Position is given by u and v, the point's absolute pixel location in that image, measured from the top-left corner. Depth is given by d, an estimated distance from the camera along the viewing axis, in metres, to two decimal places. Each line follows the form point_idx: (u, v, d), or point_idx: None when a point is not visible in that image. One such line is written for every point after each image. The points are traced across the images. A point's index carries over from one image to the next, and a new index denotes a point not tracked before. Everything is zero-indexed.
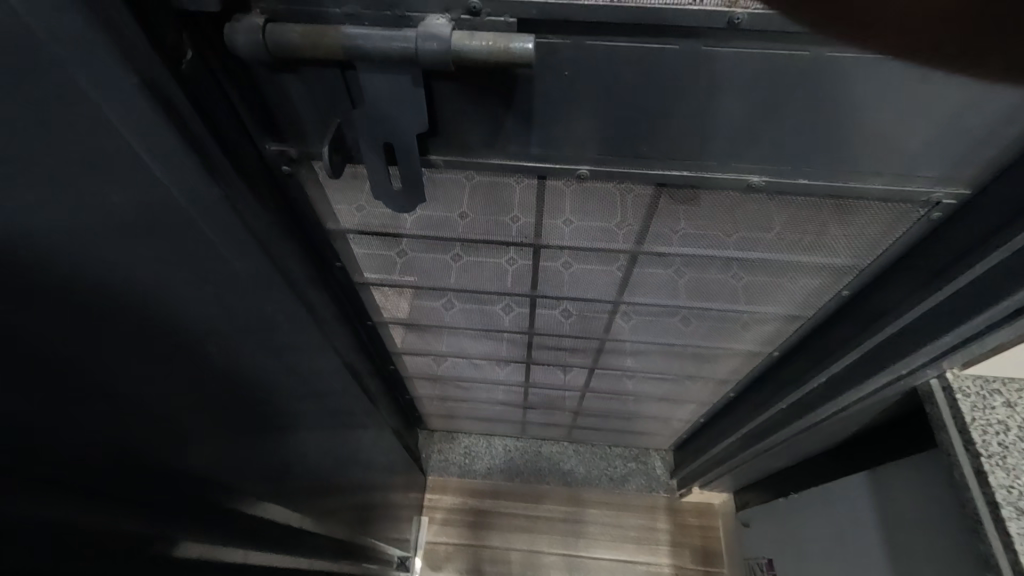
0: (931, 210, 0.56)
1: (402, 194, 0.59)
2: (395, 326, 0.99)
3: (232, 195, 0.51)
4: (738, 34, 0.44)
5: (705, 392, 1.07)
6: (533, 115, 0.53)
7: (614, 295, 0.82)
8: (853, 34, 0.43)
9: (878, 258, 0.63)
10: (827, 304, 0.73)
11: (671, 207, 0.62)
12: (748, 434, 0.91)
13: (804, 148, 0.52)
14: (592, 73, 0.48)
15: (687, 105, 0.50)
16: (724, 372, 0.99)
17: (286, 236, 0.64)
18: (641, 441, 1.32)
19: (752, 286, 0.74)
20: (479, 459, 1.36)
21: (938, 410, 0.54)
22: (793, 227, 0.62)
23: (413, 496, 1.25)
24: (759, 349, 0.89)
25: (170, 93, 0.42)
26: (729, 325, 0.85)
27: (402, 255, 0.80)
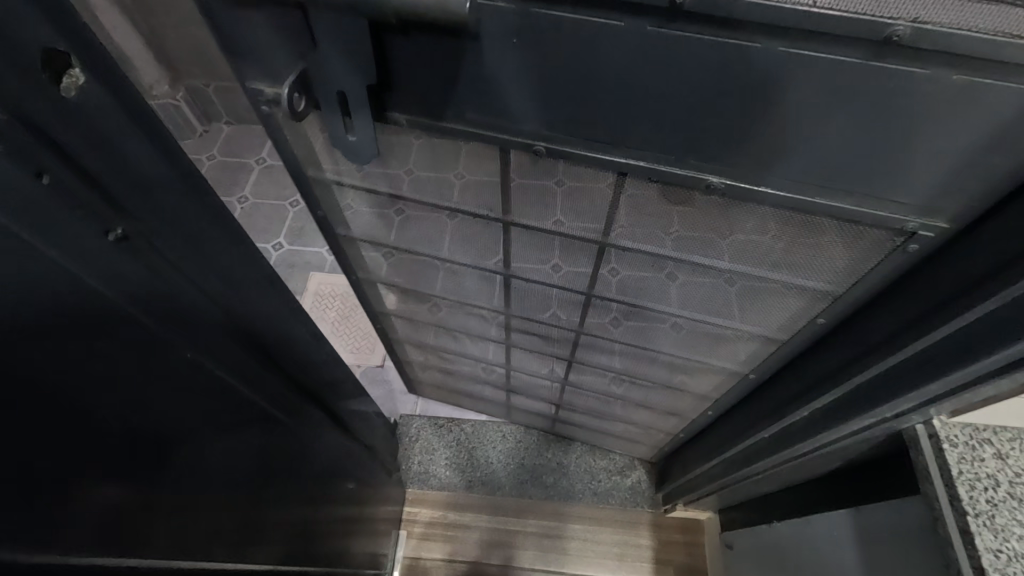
0: (909, 242, 0.52)
1: (355, 144, 0.64)
2: (382, 286, 1.04)
3: (171, 243, 0.46)
4: (684, 19, 0.41)
5: (686, 404, 1.05)
6: (486, 82, 0.52)
7: (585, 289, 0.82)
8: (823, 30, 0.39)
9: (858, 289, 0.59)
10: (803, 331, 0.69)
11: (642, 193, 0.60)
12: (730, 458, 0.88)
13: (771, 153, 0.49)
14: (540, 43, 0.46)
15: (651, 94, 0.48)
16: (705, 388, 0.96)
17: (262, 262, 0.61)
18: (625, 448, 1.31)
19: (735, 300, 0.73)
20: (460, 472, 1.33)
21: (922, 457, 0.50)
22: (774, 232, 0.58)
23: (392, 509, 1.23)
24: (740, 369, 0.85)
25: (74, 137, 0.37)
26: (714, 339, 0.83)
27: (393, 241, 0.89)
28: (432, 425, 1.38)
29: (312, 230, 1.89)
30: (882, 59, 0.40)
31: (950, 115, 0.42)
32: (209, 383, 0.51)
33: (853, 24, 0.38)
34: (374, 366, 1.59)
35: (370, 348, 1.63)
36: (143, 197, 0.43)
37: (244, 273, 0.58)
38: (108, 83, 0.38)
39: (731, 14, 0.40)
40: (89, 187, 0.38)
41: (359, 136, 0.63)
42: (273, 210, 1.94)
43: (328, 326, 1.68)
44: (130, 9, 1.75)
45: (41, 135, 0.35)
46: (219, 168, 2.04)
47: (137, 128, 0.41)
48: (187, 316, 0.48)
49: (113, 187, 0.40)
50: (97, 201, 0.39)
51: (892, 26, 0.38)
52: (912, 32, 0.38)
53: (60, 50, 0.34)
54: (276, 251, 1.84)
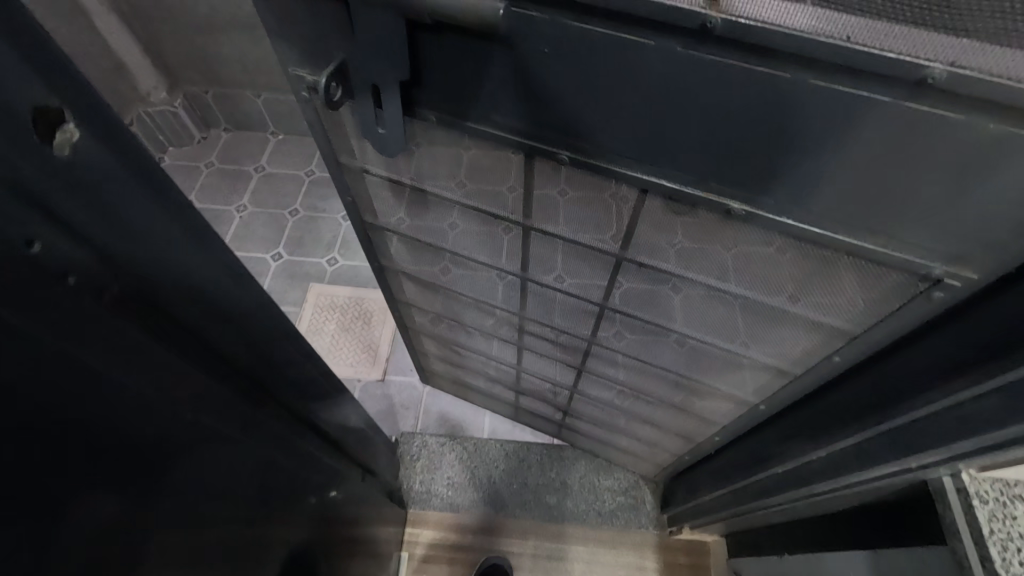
0: (934, 290, 0.50)
1: (384, 136, 0.65)
2: (404, 278, 1.06)
3: (167, 296, 0.45)
4: (716, 43, 0.40)
5: (693, 428, 1.03)
6: (515, 92, 0.53)
7: (599, 300, 0.82)
8: (856, 65, 0.38)
9: (878, 332, 0.57)
10: (819, 368, 0.67)
11: (655, 211, 0.59)
12: (741, 489, 0.87)
13: (790, 183, 0.48)
14: (577, 57, 0.46)
15: (677, 111, 0.46)
16: (714, 414, 0.95)
17: (264, 294, 0.59)
18: (632, 466, 1.30)
19: (747, 328, 0.71)
20: (462, 492, 1.32)
21: (948, 509, 0.50)
22: (793, 264, 0.57)
23: (392, 530, 1.21)
24: (750, 399, 0.84)
25: (70, 194, 0.35)
26: (723, 364, 0.82)
27: (405, 235, 0.90)
28: (432, 443, 1.39)
29: (313, 239, 1.87)
30: (915, 100, 0.38)
31: (984, 163, 0.40)
32: (213, 436, 0.50)
33: (886, 63, 0.37)
34: (374, 381, 1.56)
35: (370, 360, 1.61)
36: (139, 253, 0.41)
37: (246, 307, 0.55)
38: (105, 138, 0.36)
39: (764, 43, 0.39)
40: (78, 246, 0.36)
41: (389, 126, 0.63)
42: (272, 219, 1.92)
43: (327, 338, 1.66)
44: (130, 16, 1.73)
45: (38, 192, 0.33)
46: (219, 175, 2.02)
47: (124, 169, 0.38)
48: (186, 363, 0.46)
49: (106, 244, 0.38)
50: (89, 257, 0.37)
51: (928, 67, 0.36)
52: (948, 76, 0.36)
53: (53, 107, 0.32)
54: (276, 261, 1.82)
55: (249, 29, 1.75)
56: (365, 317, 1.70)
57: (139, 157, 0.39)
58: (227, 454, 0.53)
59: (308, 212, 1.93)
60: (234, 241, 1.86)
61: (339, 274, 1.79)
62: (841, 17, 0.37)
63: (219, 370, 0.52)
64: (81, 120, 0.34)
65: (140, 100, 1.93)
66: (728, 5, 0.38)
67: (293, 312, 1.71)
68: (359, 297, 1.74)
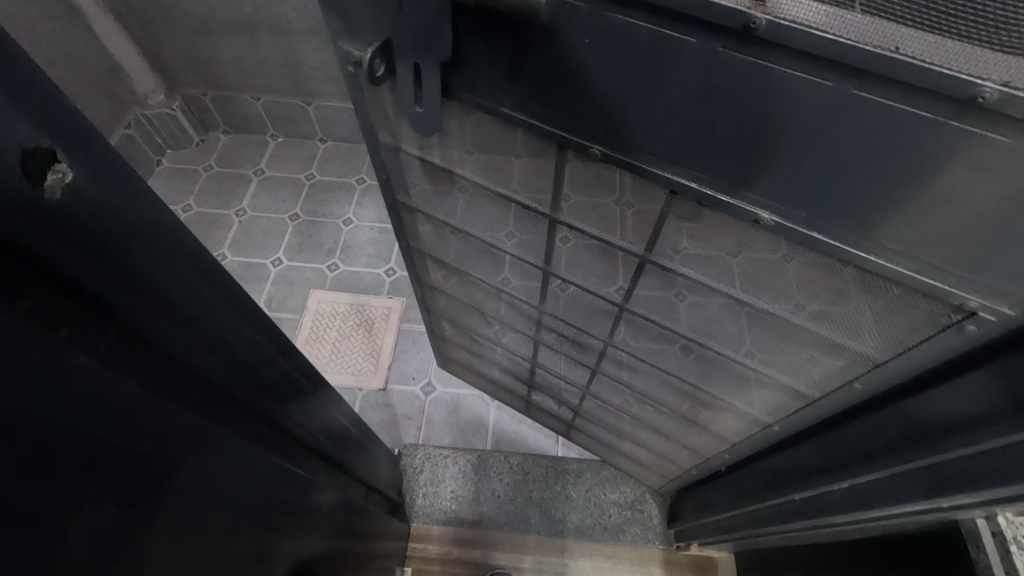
0: (966, 322, 0.48)
1: (422, 115, 0.64)
2: (428, 262, 1.08)
3: (158, 334, 0.42)
4: (758, 44, 0.39)
5: (702, 444, 1.02)
6: (553, 87, 0.52)
7: (619, 301, 0.81)
8: (903, 79, 0.36)
9: (901, 360, 0.56)
10: (839, 394, 0.65)
11: (686, 215, 0.57)
12: (756, 511, 0.86)
13: (823, 199, 0.46)
14: (620, 48, 0.45)
15: (711, 112, 0.45)
16: (727, 432, 0.93)
17: (261, 315, 0.56)
18: (642, 476, 1.29)
19: (764, 343, 0.70)
20: (466, 505, 1.31)
21: (984, 554, 0.51)
22: (812, 281, 0.56)
23: (397, 545, 1.20)
24: (763, 419, 0.82)
25: (69, 229, 0.33)
26: (737, 380, 0.81)
27: (426, 216, 0.92)
28: (435, 454, 1.39)
29: (313, 245, 1.84)
30: (960, 119, 0.36)
31: None
32: (213, 473, 0.48)
33: (934, 79, 0.35)
34: (376, 391, 1.55)
35: (370, 370, 1.58)
36: (127, 293, 0.38)
37: (240, 327, 0.53)
38: (96, 170, 0.33)
39: (807, 47, 0.37)
40: (62, 291, 0.34)
41: (426, 107, 0.63)
42: (272, 224, 1.89)
43: (326, 348, 1.63)
44: (126, 17, 1.70)
45: (41, 225, 0.31)
46: (218, 178, 1.99)
47: (115, 193, 0.35)
48: (184, 395, 0.44)
49: (89, 288, 0.35)
50: (81, 303, 0.35)
51: (977, 85, 0.34)
52: (1000, 97, 0.34)
53: (44, 148, 0.30)
54: (276, 267, 1.79)
55: (248, 31, 1.72)
56: (366, 324, 1.67)
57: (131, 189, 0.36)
58: (230, 480, 0.51)
59: (309, 217, 1.91)
60: (233, 246, 1.84)
61: (340, 280, 1.77)
62: (890, 28, 0.35)
63: (216, 391, 0.50)
64: (73, 156, 0.32)
65: (137, 103, 1.90)
66: (774, 5, 0.37)
67: (293, 320, 1.69)
68: (361, 304, 1.71)
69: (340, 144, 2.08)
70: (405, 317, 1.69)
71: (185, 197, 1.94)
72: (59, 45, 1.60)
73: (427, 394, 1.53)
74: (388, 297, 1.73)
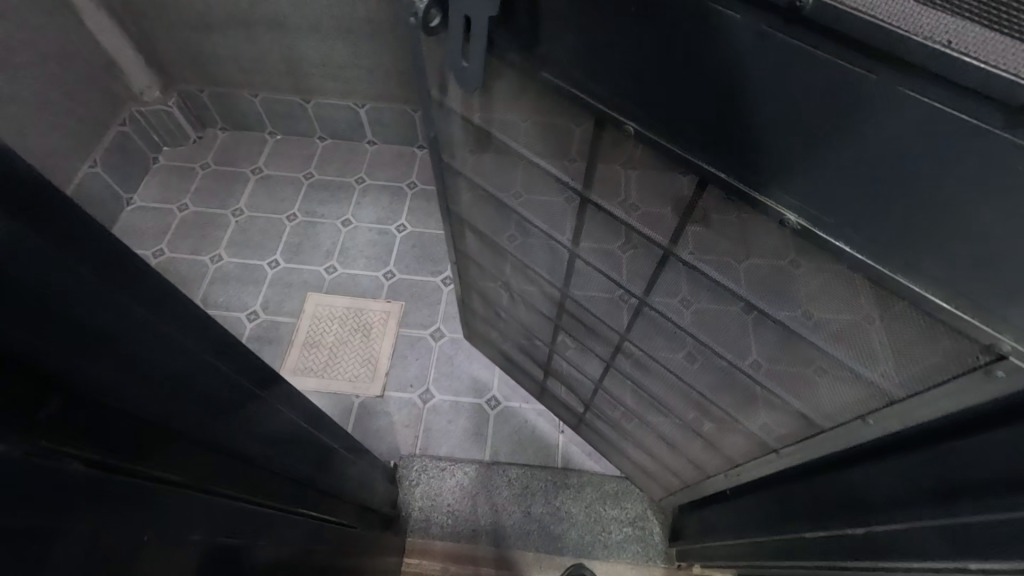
0: (997, 367, 0.44)
1: (466, 71, 0.65)
2: (464, 227, 1.11)
3: (128, 388, 0.38)
4: (802, 26, 0.37)
5: (709, 460, 1.01)
6: (596, 57, 0.52)
7: (639, 293, 0.79)
8: (957, 77, 0.33)
9: (924, 399, 0.52)
10: (853, 430, 0.62)
11: (717, 208, 0.54)
12: (765, 538, 0.84)
13: (860, 210, 0.43)
14: (660, 23, 0.44)
15: (749, 99, 0.43)
16: (735, 454, 0.92)
17: (231, 341, 0.52)
18: (646, 486, 1.28)
19: (776, 360, 0.68)
20: (464, 520, 1.30)
21: None
22: (830, 298, 0.53)
23: (393, 561, 1.19)
24: (771, 445, 0.80)
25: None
26: (749, 399, 0.79)
27: (466, 180, 0.95)
28: (432, 466, 1.37)
29: (312, 246, 1.81)
30: (1016, 130, 0.32)
31: None
32: (201, 512, 0.44)
33: (989, 80, 0.32)
34: (374, 398, 1.52)
35: (368, 377, 1.56)
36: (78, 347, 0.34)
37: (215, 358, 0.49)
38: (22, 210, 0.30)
39: (853, 33, 0.35)
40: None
41: (471, 62, 0.63)
42: (269, 225, 1.85)
43: (324, 353, 1.60)
44: (119, 10, 1.66)
45: None
46: (214, 178, 1.95)
47: (30, 228, 0.31)
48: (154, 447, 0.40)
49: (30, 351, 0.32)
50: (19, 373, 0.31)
51: None
52: None
53: None
54: (272, 268, 1.76)
55: (244, 27, 1.68)
56: (363, 329, 1.64)
57: (68, 226, 0.33)
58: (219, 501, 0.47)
59: (306, 218, 1.87)
60: (229, 248, 1.80)
61: (338, 283, 1.73)
62: (947, 19, 0.32)
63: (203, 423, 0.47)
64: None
65: (132, 99, 1.86)
66: None
67: (289, 324, 1.65)
68: (358, 308, 1.68)
69: (338, 142, 2.04)
70: (403, 322, 1.66)
71: (182, 195, 1.91)
72: (51, 39, 1.55)
73: (425, 402, 1.51)
74: (386, 301, 1.69)
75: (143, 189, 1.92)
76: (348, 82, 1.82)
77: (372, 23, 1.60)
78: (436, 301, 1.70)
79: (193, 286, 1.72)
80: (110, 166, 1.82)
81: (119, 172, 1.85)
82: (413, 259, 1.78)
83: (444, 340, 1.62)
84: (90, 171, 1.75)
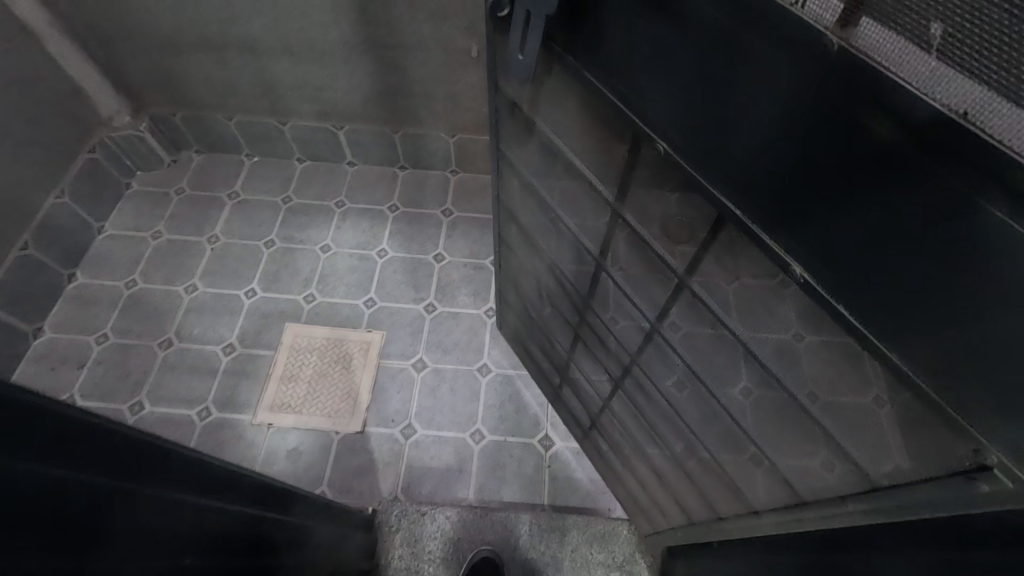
0: (980, 478, 0.41)
1: (521, 63, 0.70)
2: (507, 217, 1.12)
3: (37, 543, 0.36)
4: (830, 73, 0.37)
5: (699, 509, 0.98)
6: (642, 74, 0.54)
7: (653, 318, 0.79)
8: (967, 154, 0.33)
9: (902, 493, 0.49)
10: (831, 511, 0.60)
11: (728, 247, 0.56)
12: None
13: (864, 274, 0.43)
14: (704, 53, 0.46)
15: (771, 140, 0.44)
16: (723, 506, 0.89)
17: (142, 439, 0.45)
18: (641, 519, 1.27)
19: (762, 414, 0.67)
20: (447, 567, 1.28)
21: None
22: (820, 359, 0.53)
23: None
24: (756, 505, 0.78)
25: None
26: (737, 450, 0.77)
27: (516, 174, 0.97)
28: (412, 511, 1.34)
29: (289, 275, 1.76)
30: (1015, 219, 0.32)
31: None
32: None
33: (997, 160, 0.31)
34: (353, 435, 1.48)
35: (348, 412, 1.51)
36: None
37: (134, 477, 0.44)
38: None
39: (874, 88, 0.35)
40: None
41: (526, 55, 0.68)
42: (246, 251, 1.80)
43: (303, 386, 1.56)
44: (84, 35, 1.60)
45: None
46: (188, 204, 1.90)
47: None
48: None
49: None
50: None
51: None
52: None
53: None
54: (249, 298, 1.71)
55: (216, 50, 1.62)
56: (343, 360, 1.59)
57: None
58: None
59: (284, 243, 1.82)
60: (205, 276, 1.75)
61: (317, 313, 1.68)
62: (971, 90, 0.32)
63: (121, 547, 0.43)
64: None
65: (102, 124, 1.80)
66: (855, 35, 0.36)
67: (266, 358, 1.61)
68: (338, 338, 1.64)
69: (317, 165, 1.99)
70: (384, 353, 1.61)
71: (156, 222, 1.85)
72: (14, 67, 1.50)
73: (406, 438, 1.47)
74: (365, 331, 1.65)
75: (116, 216, 1.86)
76: (325, 105, 1.78)
77: (348, 46, 1.55)
78: (418, 329, 1.65)
79: (166, 319, 1.67)
80: (79, 194, 1.75)
81: (88, 200, 1.79)
82: (395, 285, 1.74)
83: (426, 371, 1.58)
84: (57, 201, 1.68)
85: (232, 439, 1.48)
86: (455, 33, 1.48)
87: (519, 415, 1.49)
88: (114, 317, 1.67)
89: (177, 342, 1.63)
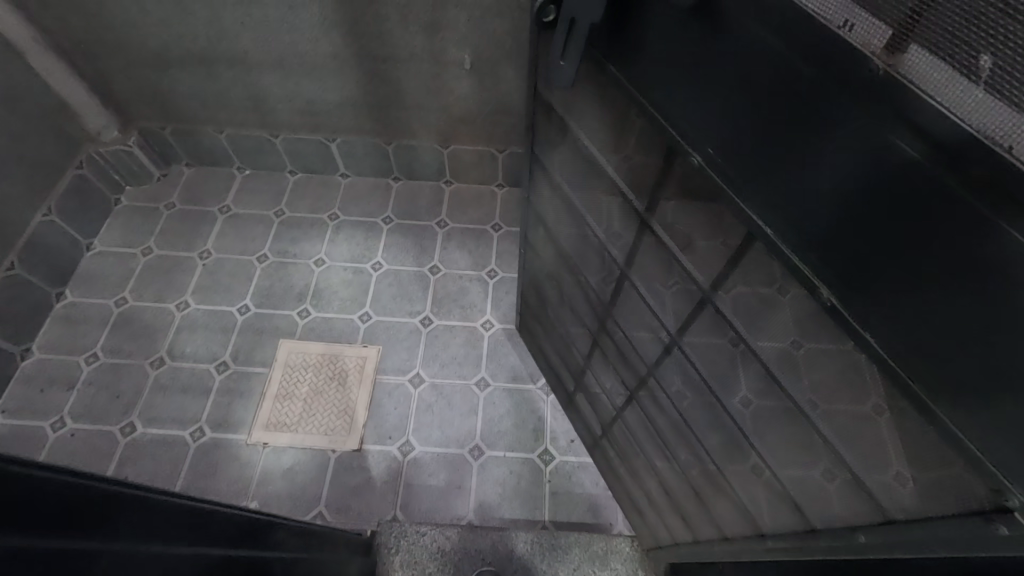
0: (997, 521, 0.39)
1: (564, 69, 0.71)
2: (534, 218, 1.11)
3: None
4: (876, 95, 0.37)
5: (704, 528, 0.97)
6: (679, 87, 0.53)
7: (673, 332, 0.77)
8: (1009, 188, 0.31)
9: (910, 527, 0.48)
10: (840, 540, 0.58)
11: (753, 265, 0.54)
12: None
13: (895, 300, 0.41)
14: (746, 69, 0.45)
15: (810, 158, 0.43)
16: (730, 526, 0.87)
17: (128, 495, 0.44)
18: (648, 533, 1.25)
19: (771, 435, 0.65)
20: None
21: None
22: (836, 383, 0.51)
23: None
24: (761, 527, 0.76)
25: None
26: (745, 471, 0.75)
27: (547, 177, 0.97)
28: (410, 532, 1.29)
29: (283, 290, 1.73)
30: None
31: None
32: None
33: None
34: (350, 453, 1.46)
35: (346, 429, 1.49)
36: None
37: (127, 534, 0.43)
38: None
39: (921, 114, 0.34)
40: None
41: (568, 62, 0.69)
42: (237, 267, 1.78)
43: (299, 404, 1.53)
44: (70, 51, 1.57)
45: None
46: (181, 217, 1.87)
47: None
48: None
49: None
50: None
51: None
52: None
53: None
54: (242, 315, 1.68)
55: (204, 63, 1.60)
56: (339, 377, 1.57)
57: None
58: None
59: (277, 258, 1.80)
60: (197, 293, 1.72)
61: (312, 329, 1.66)
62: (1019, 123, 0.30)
63: None
64: None
65: (90, 140, 1.77)
66: (904, 62, 0.35)
67: (260, 375, 1.58)
68: (334, 353, 1.61)
69: (309, 177, 1.96)
70: (381, 368, 1.59)
71: (147, 238, 1.82)
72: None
73: (405, 455, 1.46)
74: (361, 347, 1.63)
75: (106, 232, 1.83)
76: (317, 118, 1.76)
77: (338, 58, 1.53)
78: (414, 343, 1.63)
79: (158, 337, 1.64)
80: (66, 210, 1.72)
81: (76, 216, 1.76)
82: (391, 299, 1.72)
83: (424, 387, 1.56)
84: (45, 219, 1.66)
85: (227, 459, 1.46)
86: (448, 45, 1.47)
87: (519, 429, 1.48)
88: (104, 337, 1.64)
89: (170, 360, 1.60)
